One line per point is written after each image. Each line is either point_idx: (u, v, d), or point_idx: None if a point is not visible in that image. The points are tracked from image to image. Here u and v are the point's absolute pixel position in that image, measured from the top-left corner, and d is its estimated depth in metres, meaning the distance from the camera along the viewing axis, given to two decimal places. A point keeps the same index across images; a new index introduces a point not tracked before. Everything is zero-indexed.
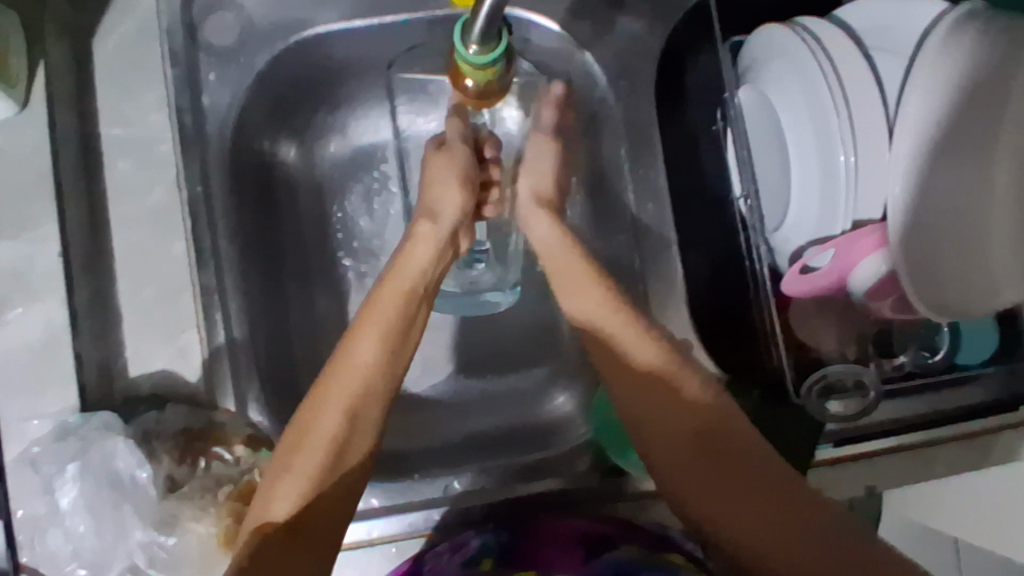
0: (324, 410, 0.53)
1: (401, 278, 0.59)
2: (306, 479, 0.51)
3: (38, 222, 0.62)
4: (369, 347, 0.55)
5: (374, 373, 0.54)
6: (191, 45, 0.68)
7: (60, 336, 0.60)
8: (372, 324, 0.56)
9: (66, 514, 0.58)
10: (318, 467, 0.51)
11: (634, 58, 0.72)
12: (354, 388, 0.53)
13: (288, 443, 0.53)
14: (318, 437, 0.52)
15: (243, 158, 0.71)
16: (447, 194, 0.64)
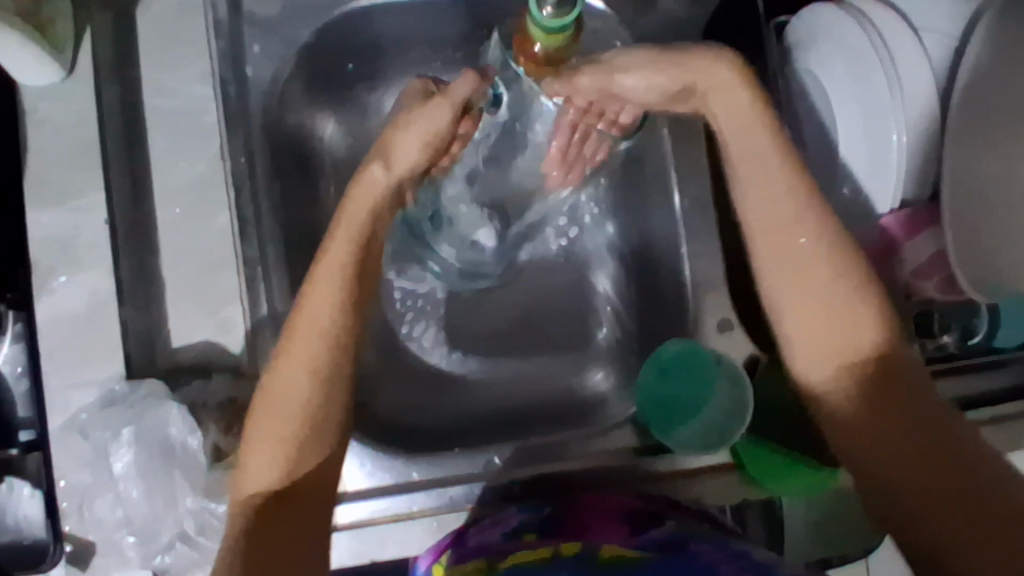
0: (291, 365, 0.51)
1: (354, 217, 0.53)
2: (283, 435, 0.49)
3: (83, 191, 0.61)
4: (326, 304, 0.51)
5: (334, 326, 0.51)
6: (235, 15, 0.67)
7: (107, 306, 0.60)
8: (329, 272, 0.52)
9: (119, 479, 0.58)
10: (291, 424, 0.50)
11: (677, 37, 0.72)
12: (315, 346, 0.51)
13: (264, 403, 0.51)
14: (293, 393, 0.50)
15: (283, 131, 0.71)
16: (407, 138, 0.54)
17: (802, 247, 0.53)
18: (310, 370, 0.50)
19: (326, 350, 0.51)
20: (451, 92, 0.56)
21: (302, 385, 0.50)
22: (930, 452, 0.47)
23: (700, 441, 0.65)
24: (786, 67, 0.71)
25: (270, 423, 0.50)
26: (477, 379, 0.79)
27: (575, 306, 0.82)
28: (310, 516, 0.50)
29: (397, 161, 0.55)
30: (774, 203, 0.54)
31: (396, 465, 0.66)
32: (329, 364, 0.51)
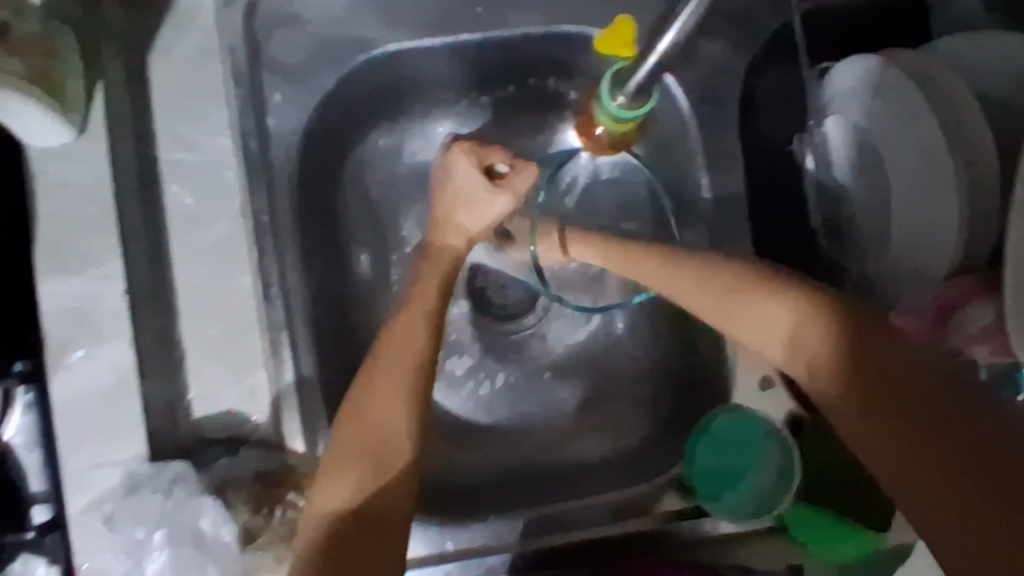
0: (377, 397, 0.53)
1: (437, 268, 0.61)
2: (357, 463, 0.51)
3: (100, 259, 0.58)
4: (416, 330, 0.56)
5: (419, 353, 0.55)
6: (255, 61, 0.64)
7: (128, 382, 0.57)
8: (415, 314, 0.57)
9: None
10: (365, 453, 0.51)
11: (715, 81, 0.69)
12: (401, 374, 0.54)
13: (341, 444, 0.52)
14: (374, 421, 0.52)
15: (306, 183, 0.67)
16: (479, 217, 0.63)
17: (777, 307, 0.53)
18: (402, 397, 0.53)
19: (413, 376, 0.54)
20: (515, 184, 0.63)
21: (382, 413, 0.53)
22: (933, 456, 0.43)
23: (744, 511, 0.64)
24: (829, 115, 0.69)
25: (348, 453, 0.51)
26: (504, 428, 0.75)
27: (600, 354, 0.77)
28: (385, 540, 0.48)
29: (472, 225, 0.63)
30: (715, 291, 0.58)
31: (430, 534, 0.63)
32: (415, 391, 0.54)
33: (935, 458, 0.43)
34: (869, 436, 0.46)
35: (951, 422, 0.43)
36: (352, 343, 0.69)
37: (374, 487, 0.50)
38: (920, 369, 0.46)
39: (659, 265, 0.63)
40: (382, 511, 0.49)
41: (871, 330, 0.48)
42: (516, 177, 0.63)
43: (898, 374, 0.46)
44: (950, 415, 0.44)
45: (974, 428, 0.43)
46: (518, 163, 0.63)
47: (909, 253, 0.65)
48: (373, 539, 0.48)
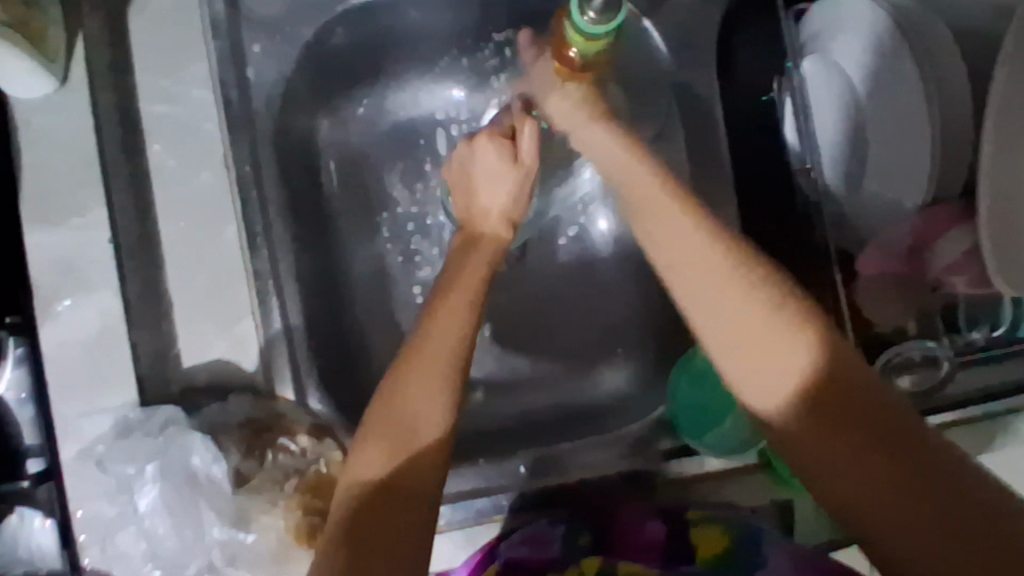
0: (414, 386, 0.47)
1: (485, 252, 0.54)
2: (381, 452, 0.46)
3: (85, 208, 0.59)
4: (459, 315, 0.49)
5: (462, 336, 0.48)
6: (233, 15, 0.64)
7: (115, 329, 0.57)
8: (459, 297, 0.50)
9: (146, 515, 0.56)
10: (398, 439, 0.46)
11: (694, 25, 0.69)
12: (444, 353, 0.48)
13: (376, 429, 0.46)
14: (405, 407, 0.46)
15: (287, 137, 0.68)
16: (506, 187, 0.58)
17: (755, 321, 0.46)
18: (443, 384, 0.47)
19: (456, 362, 0.48)
20: (526, 146, 0.60)
21: (413, 402, 0.47)
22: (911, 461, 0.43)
23: (730, 443, 0.64)
24: (805, 56, 0.69)
25: (381, 436, 0.46)
26: (492, 379, 0.76)
27: (585, 306, 0.79)
28: (408, 538, 0.44)
29: (496, 199, 0.58)
30: (718, 276, 0.47)
31: None
32: (456, 375, 0.48)
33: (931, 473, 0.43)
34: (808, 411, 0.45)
35: (949, 480, 0.42)
36: (338, 297, 0.70)
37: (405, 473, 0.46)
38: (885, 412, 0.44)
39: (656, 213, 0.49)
40: (412, 505, 0.45)
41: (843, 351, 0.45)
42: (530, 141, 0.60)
43: (888, 429, 0.44)
44: (893, 451, 0.44)
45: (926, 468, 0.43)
46: (528, 134, 0.60)
47: (890, 189, 0.65)
48: (402, 536, 0.44)
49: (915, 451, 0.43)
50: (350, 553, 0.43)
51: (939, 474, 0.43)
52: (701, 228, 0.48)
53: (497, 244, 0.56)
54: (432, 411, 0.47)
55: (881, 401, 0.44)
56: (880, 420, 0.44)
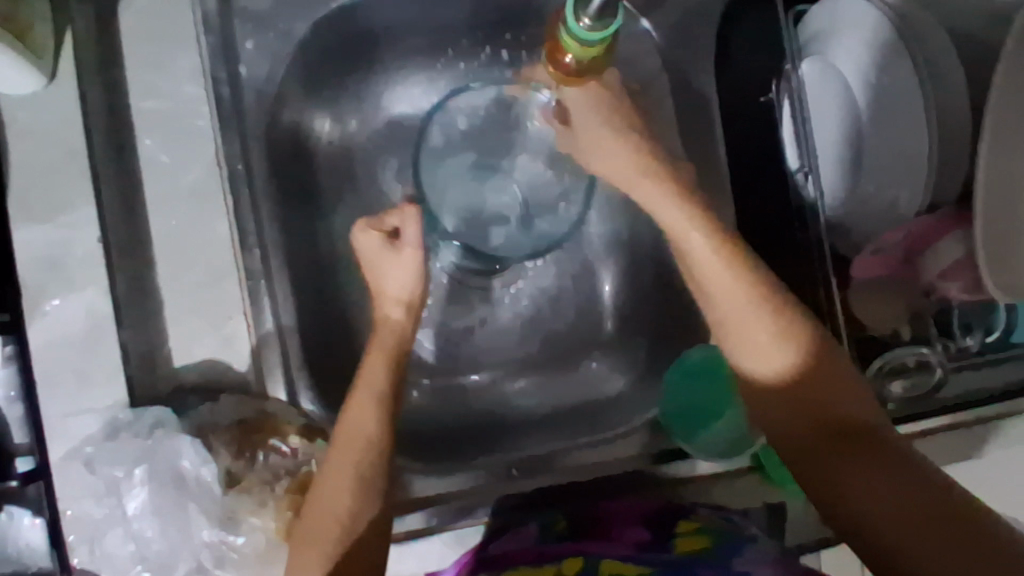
0: (329, 489, 0.50)
1: (383, 340, 0.56)
2: (319, 555, 0.48)
3: (73, 209, 0.58)
4: (359, 412, 0.52)
5: (368, 442, 0.51)
6: (225, 9, 0.63)
7: (103, 329, 0.56)
8: (363, 395, 0.52)
9: (133, 518, 0.56)
10: (329, 540, 0.48)
11: (689, 24, 0.69)
12: (351, 455, 0.51)
13: (297, 540, 0.49)
14: (328, 520, 0.49)
15: (279, 135, 0.67)
16: (402, 279, 0.57)
17: (771, 331, 0.51)
18: (354, 484, 0.50)
19: (365, 476, 0.50)
20: (410, 236, 0.58)
21: (335, 505, 0.49)
22: (884, 483, 0.47)
23: (721, 446, 0.65)
24: (805, 57, 0.68)
25: (308, 547, 0.48)
26: (484, 378, 0.76)
27: (579, 304, 0.78)
28: None
29: (390, 292, 0.57)
30: (740, 319, 0.52)
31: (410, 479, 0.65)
32: (371, 471, 0.51)
33: (891, 489, 0.47)
34: (773, 417, 0.52)
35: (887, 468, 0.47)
36: (331, 295, 0.70)
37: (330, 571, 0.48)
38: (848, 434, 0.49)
39: (695, 219, 0.54)
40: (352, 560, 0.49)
41: (828, 363, 0.51)
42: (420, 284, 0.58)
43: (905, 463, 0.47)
44: (902, 465, 0.47)
45: (910, 481, 0.46)
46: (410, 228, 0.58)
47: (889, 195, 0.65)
48: None
49: (869, 443, 0.49)
50: None
51: (934, 504, 0.45)
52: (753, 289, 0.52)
53: (396, 334, 0.56)
54: (365, 504, 0.50)
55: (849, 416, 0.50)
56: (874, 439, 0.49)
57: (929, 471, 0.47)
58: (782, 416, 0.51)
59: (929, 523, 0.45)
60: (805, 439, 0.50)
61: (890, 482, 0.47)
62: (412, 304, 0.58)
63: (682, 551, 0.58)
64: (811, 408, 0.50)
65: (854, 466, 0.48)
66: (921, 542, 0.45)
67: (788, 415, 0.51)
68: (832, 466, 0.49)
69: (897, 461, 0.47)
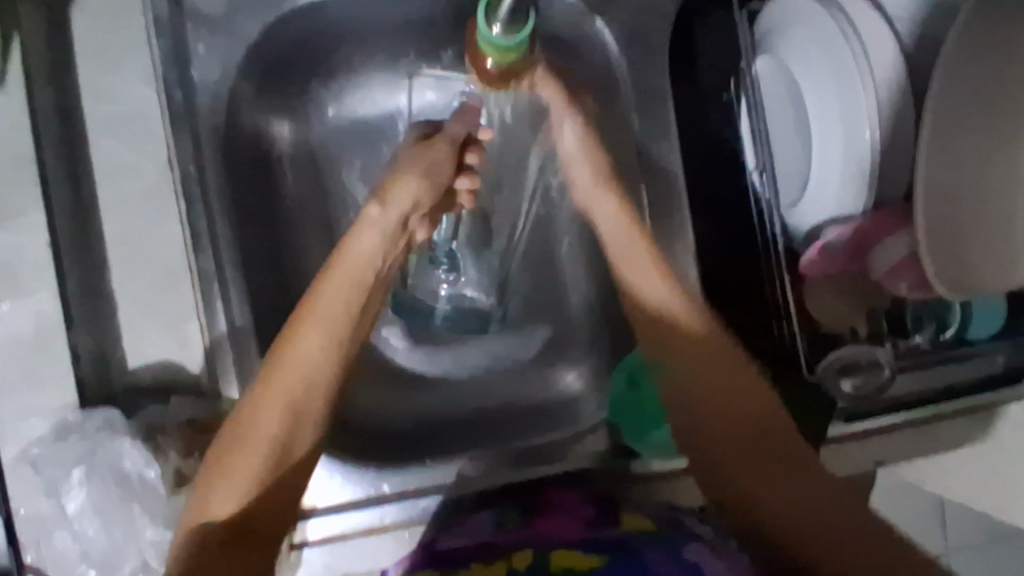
0: (265, 410, 0.51)
1: (352, 270, 0.55)
2: (248, 480, 0.50)
3: (22, 213, 0.58)
4: (314, 349, 0.52)
5: (314, 372, 0.52)
6: (176, 12, 0.63)
7: (53, 332, 0.57)
8: (320, 322, 0.53)
9: (73, 517, 0.57)
10: (261, 460, 0.51)
11: (646, 22, 0.70)
12: (297, 383, 0.52)
13: (222, 442, 0.51)
14: (259, 438, 0.51)
15: (237, 137, 0.67)
16: (426, 186, 0.58)
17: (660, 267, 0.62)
18: (287, 406, 0.52)
19: (295, 408, 0.52)
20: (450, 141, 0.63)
21: (270, 426, 0.51)
22: (744, 433, 0.58)
23: (668, 447, 0.66)
24: (759, 55, 0.68)
25: (233, 468, 0.50)
26: (449, 377, 0.76)
27: (543, 304, 0.79)
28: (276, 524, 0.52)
29: (391, 203, 0.57)
30: (635, 252, 0.62)
31: (366, 477, 0.64)
32: (304, 404, 0.52)
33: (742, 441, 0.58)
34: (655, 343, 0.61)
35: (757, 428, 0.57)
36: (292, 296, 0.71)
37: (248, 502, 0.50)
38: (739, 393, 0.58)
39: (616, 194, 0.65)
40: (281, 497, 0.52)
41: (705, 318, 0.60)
42: (445, 201, 0.64)
43: (752, 422, 0.58)
44: (750, 424, 0.58)
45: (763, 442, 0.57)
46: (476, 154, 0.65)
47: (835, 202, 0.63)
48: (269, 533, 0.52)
49: (754, 411, 0.58)
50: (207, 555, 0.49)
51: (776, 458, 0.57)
52: (684, 304, 0.61)
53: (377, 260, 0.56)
54: (299, 437, 0.52)
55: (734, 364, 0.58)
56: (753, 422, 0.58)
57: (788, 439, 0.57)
58: (658, 334, 0.61)
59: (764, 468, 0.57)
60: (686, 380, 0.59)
61: (739, 439, 0.58)
62: (394, 231, 0.58)
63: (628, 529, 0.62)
64: (681, 345, 0.60)
65: (733, 442, 0.58)
66: (763, 480, 0.57)
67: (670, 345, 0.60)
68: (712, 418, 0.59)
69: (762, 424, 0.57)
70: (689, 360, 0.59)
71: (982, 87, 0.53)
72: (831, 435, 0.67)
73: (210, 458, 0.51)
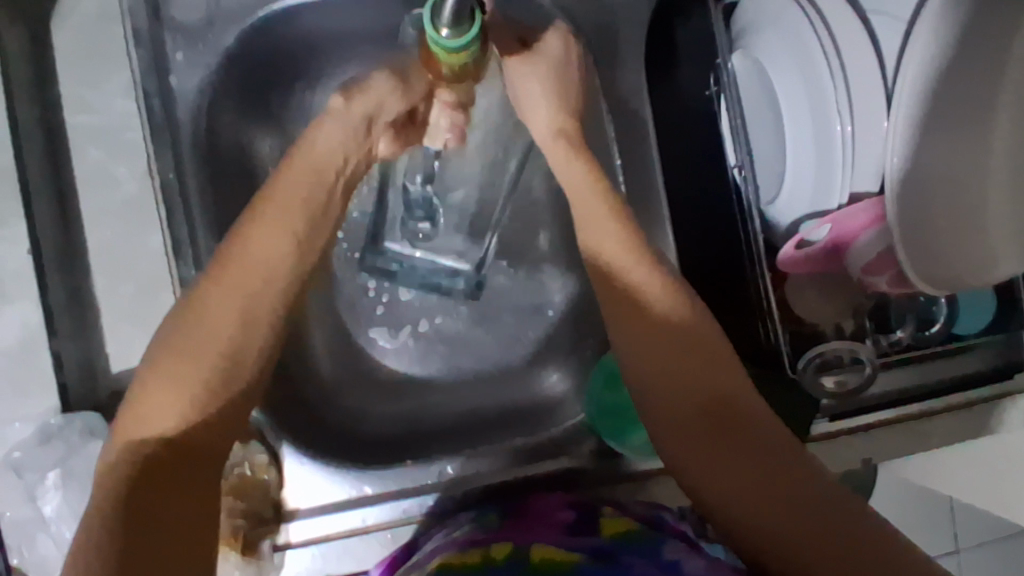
0: (210, 321, 0.48)
1: (308, 178, 0.52)
2: (191, 392, 0.47)
3: (7, 224, 0.60)
4: (270, 250, 0.50)
5: (270, 279, 0.50)
6: (155, 22, 0.65)
7: (36, 340, 0.59)
8: (271, 225, 0.50)
9: (52, 520, 0.58)
10: (199, 386, 0.47)
11: (617, 25, 0.74)
12: (250, 285, 0.50)
13: (165, 356, 0.47)
14: (205, 352, 0.48)
15: (218, 144, 0.68)
16: (393, 104, 0.54)
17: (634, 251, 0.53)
18: (237, 318, 0.49)
19: (246, 321, 0.49)
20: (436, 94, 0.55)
21: (221, 336, 0.48)
22: (721, 423, 0.52)
23: (648, 447, 0.65)
24: (734, 52, 0.67)
25: (172, 383, 0.47)
26: (433, 381, 0.77)
27: (528, 304, 0.79)
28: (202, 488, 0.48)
29: (359, 99, 0.53)
30: (607, 233, 0.53)
31: (349, 477, 0.65)
32: (252, 320, 0.50)
33: (716, 431, 0.52)
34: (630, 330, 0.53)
35: (737, 416, 0.52)
36: None
37: (196, 420, 0.47)
38: (715, 377, 0.52)
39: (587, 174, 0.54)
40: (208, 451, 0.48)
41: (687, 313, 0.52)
42: (413, 122, 0.58)
43: (730, 408, 0.52)
44: (729, 414, 0.52)
45: (741, 428, 0.52)
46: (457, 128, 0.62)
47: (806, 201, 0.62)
48: (195, 503, 0.47)
49: (727, 401, 0.52)
50: (143, 505, 0.45)
51: (754, 444, 0.52)
52: (663, 285, 0.52)
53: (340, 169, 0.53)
54: (251, 347, 0.50)
55: (708, 344, 0.52)
56: (716, 390, 0.52)
57: (767, 425, 0.52)
58: (639, 316, 0.53)
59: (739, 459, 0.52)
60: (658, 363, 0.53)
61: (715, 430, 0.52)
62: (360, 129, 0.54)
63: (608, 537, 0.58)
64: (659, 329, 0.52)
65: (697, 419, 0.52)
66: (735, 489, 0.51)
67: (643, 336, 0.53)
68: (685, 407, 0.53)
69: (738, 409, 0.52)
70: (667, 342, 0.52)
71: (965, 84, 0.47)
72: (815, 434, 0.65)
73: (142, 369, 0.47)
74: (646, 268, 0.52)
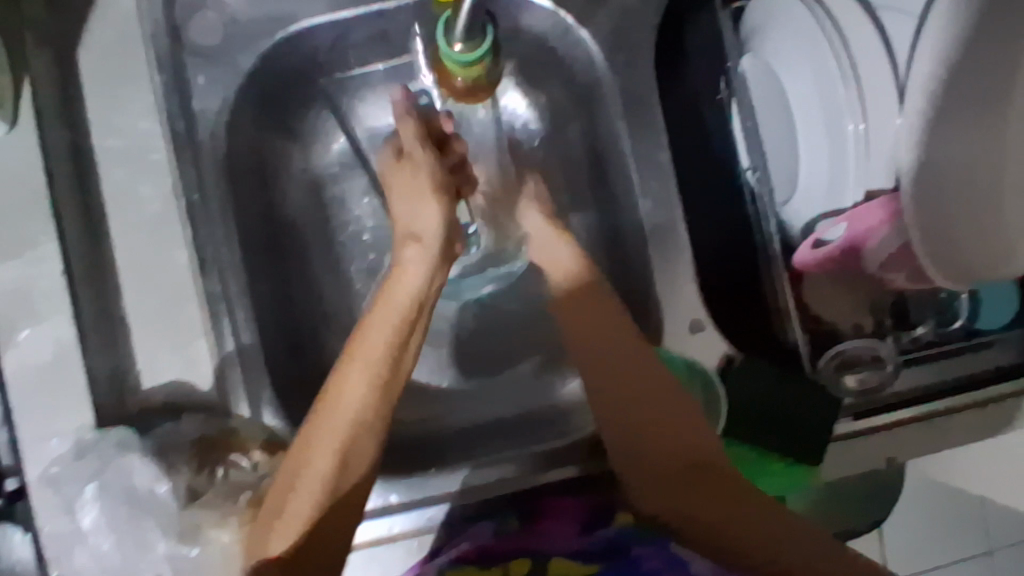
0: (313, 450, 0.51)
1: (390, 308, 0.54)
2: (304, 517, 0.50)
3: (36, 243, 0.61)
4: (352, 390, 0.51)
5: (356, 413, 0.51)
6: (176, 49, 0.68)
7: (70, 355, 0.60)
8: (360, 367, 0.52)
9: (90, 532, 0.60)
10: (304, 511, 0.50)
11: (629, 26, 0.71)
12: (341, 426, 0.51)
13: (285, 471, 0.52)
14: (309, 479, 0.50)
15: (240, 164, 0.71)
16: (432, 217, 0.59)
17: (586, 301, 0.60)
18: (331, 449, 0.50)
19: (343, 453, 0.51)
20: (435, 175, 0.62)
21: (320, 470, 0.50)
22: (681, 458, 0.59)
23: None
24: (743, 54, 0.69)
25: (283, 499, 0.51)
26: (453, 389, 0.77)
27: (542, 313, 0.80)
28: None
29: (425, 230, 0.58)
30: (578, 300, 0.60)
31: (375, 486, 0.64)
32: (349, 449, 0.51)
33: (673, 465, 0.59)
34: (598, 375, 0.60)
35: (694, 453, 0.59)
36: (297, 313, 0.73)
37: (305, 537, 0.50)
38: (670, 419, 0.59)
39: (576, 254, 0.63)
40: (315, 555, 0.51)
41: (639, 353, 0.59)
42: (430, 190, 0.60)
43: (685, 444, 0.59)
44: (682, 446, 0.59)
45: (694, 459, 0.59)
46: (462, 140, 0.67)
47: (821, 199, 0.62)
48: None
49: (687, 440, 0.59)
50: None
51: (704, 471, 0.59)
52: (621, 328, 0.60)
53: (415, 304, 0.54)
54: (355, 469, 0.51)
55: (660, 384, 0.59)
56: (696, 455, 0.59)
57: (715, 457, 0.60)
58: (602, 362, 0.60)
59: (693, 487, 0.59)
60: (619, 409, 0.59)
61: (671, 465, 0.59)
62: (432, 247, 0.58)
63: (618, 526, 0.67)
64: (622, 372, 0.59)
65: (682, 480, 0.59)
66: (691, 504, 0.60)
67: (605, 375, 0.59)
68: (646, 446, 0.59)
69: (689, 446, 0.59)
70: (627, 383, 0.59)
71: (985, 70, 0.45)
72: (838, 432, 0.64)
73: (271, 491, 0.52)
74: (601, 325, 0.60)
